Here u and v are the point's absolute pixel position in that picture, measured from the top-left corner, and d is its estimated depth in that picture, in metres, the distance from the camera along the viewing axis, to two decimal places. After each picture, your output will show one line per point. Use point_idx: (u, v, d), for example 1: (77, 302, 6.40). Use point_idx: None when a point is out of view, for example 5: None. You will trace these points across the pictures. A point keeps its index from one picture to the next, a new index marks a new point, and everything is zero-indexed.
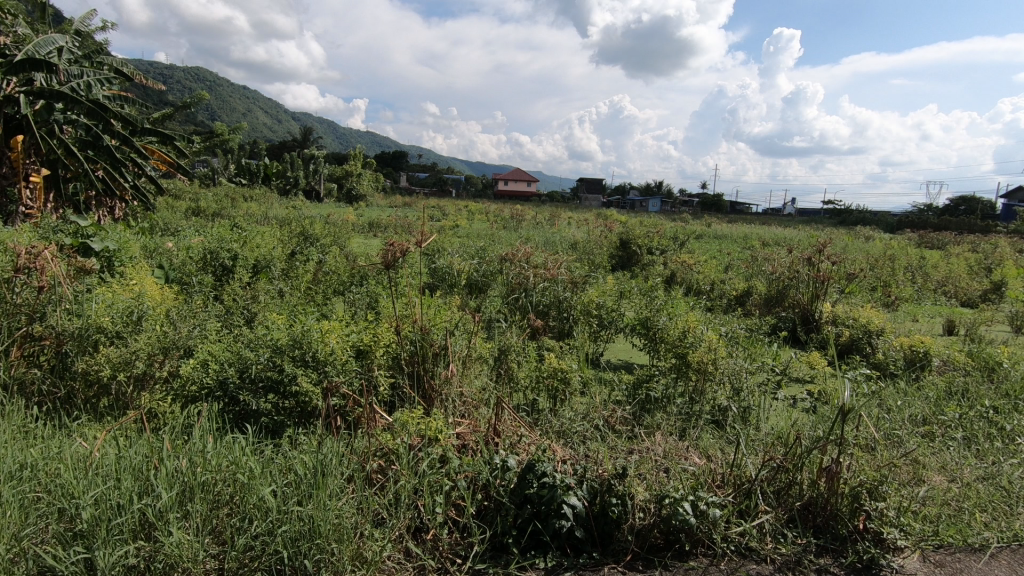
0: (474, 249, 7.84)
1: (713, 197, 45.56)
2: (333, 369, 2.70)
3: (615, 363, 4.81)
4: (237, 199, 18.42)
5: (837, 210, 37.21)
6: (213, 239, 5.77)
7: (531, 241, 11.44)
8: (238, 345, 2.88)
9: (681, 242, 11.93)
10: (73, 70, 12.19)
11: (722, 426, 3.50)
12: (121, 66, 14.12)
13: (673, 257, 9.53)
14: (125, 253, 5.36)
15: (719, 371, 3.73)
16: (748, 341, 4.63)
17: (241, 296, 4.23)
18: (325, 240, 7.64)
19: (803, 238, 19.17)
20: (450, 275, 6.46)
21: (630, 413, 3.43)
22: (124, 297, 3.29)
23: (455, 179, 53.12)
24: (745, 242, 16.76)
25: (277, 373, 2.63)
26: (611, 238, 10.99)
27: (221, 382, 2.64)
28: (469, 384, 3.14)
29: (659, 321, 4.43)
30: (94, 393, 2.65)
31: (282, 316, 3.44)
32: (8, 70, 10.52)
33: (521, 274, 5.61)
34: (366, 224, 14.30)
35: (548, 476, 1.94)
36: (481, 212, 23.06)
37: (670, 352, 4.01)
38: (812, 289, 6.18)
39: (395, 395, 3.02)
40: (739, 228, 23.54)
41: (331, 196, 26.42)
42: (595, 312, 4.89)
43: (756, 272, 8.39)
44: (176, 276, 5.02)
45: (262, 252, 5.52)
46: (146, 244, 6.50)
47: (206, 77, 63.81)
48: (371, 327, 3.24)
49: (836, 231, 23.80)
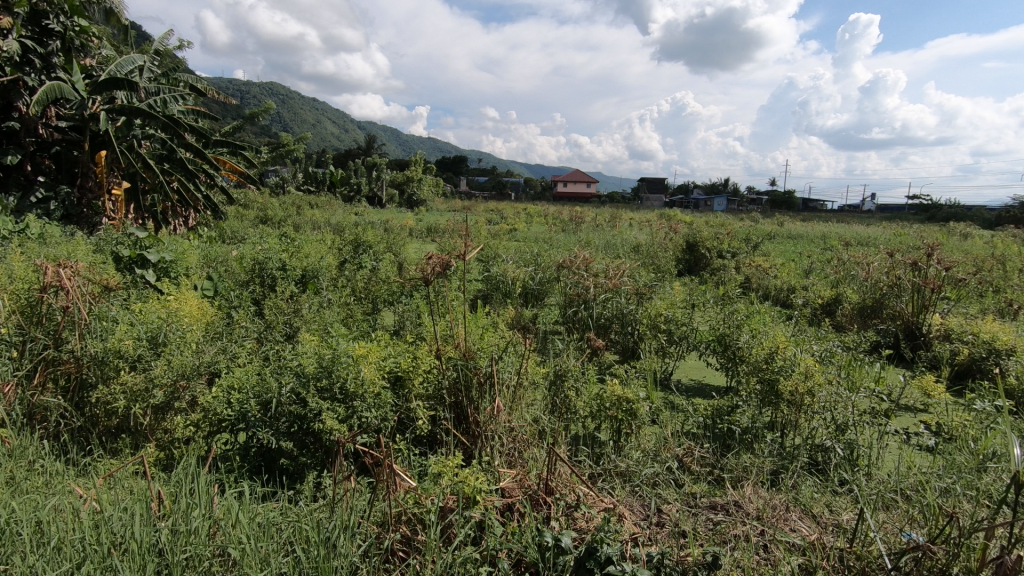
0: (530, 254, 7.44)
1: (784, 195, 43.19)
2: (365, 401, 2.38)
3: (686, 386, 4.31)
4: (304, 207, 18.95)
5: (925, 207, 34.28)
6: (263, 248, 5.66)
7: (591, 245, 10.94)
8: (266, 371, 2.61)
9: (754, 243, 11.08)
10: (151, 88, 12.76)
11: (822, 471, 2.94)
12: (194, 82, 14.74)
13: (747, 261, 8.79)
14: (180, 264, 5.36)
15: (817, 402, 3.09)
16: (847, 363, 3.97)
17: (283, 310, 4.06)
18: (378, 247, 7.47)
19: (889, 236, 17.62)
20: (504, 285, 6.10)
21: (709, 451, 2.95)
22: (157, 314, 3.11)
23: (514, 183, 53.18)
24: (824, 243, 15.56)
25: (300, 407, 2.33)
26: (677, 240, 10.32)
27: (242, 414, 2.36)
28: (519, 419, 2.73)
29: (740, 342, 3.86)
30: (114, 424, 2.48)
31: (316, 336, 3.16)
32: (91, 88, 11.04)
33: (580, 284, 5.05)
34: (425, 228, 14.26)
35: (614, 566, 1.50)
36: (539, 214, 22.76)
37: (754, 375, 3.40)
38: (917, 298, 5.39)
39: (435, 431, 2.66)
40: (816, 227, 22.01)
41: (392, 202, 26.95)
42: (663, 328, 4.37)
43: (844, 277, 7.53)
44: (224, 288, 4.93)
45: (310, 261, 5.35)
46: (205, 253, 6.53)
47: (279, 90, 67.13)
48: (411, 349, 2.91)
49: (924, 229, 22.01)
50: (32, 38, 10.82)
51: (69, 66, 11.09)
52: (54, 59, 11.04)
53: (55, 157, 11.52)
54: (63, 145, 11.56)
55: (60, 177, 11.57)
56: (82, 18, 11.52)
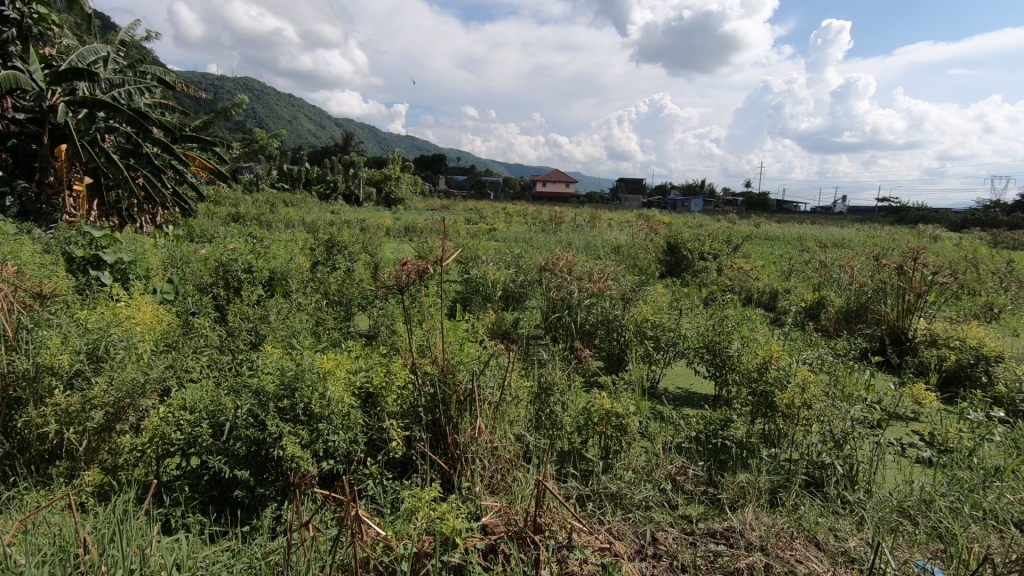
0: (510, 255, 7.23)
1: (759, 196, 43.73)
2: (332, 422, 2.15)
3: (675, 395, 4.16)
4: (278, 205, 18.45)
5: (894, 209, 35.01)
6: (229, 249, 5.35)
7: (572, 246, 10.75)
8: (222, 390, 2.37)
9: (734, 244, 11.03)
10: (115, 79, 12.22)
11: (819, 487, 2.82)
12: (163, 75, 14.19)
13: (729, 263, 8.70)
14: (139, 265, 5.04)
15: (814, 415, 2.96)
16: (839, 371, 3.85)
17: (249, 316, 3.81)
18: (353, 247, 7.17)
19: (862, 238, 17.88)
20: (484, 288, 5.88)
21: (702, 469, 2.80)
22: (103, 324, 2.84)
23: (494, 183, 52.90)
24: (801, 245, 15.64)
25: (258, 431, 2.08)
26: (658, 241, 10.22)
27: (192, 439, 2.10)
28: (502, 438, 2.54)
29: (731, 351, 3.71)
30: (47, 451, 2.22)
31: (280, 348, 2.92)
32: (49, 79, 10.48)
33: (564, 288, 4.88)
34: (402, 227, 13.94)
35: None
36: (518, 214, 22.55)
37: (747, 387, 3.27)
38: (902, 302, 5.31)
39: (410, 453, 2.45)
40: (792, 228, 22.23)
41: (370, 200, 26.53)
42: (650, 335, 4.20)
43: (826, 280, 7.47)
44: (185, 291, 4.63)
45: (278, 263, 5.09)
46: (168, 252, 6.17)
47: (253, 86, 65.75)
48: (385, 362, 2.69)
49: (896, 231, 22.38)
50: None
51: (26, 54, 10.51)
52: (10, 48, 10.44)
53: (11, 151, 10.93)
54: (21, 138, 10.97)
55: (17, 171, 11.00)
56: (41, 5, 10.96)
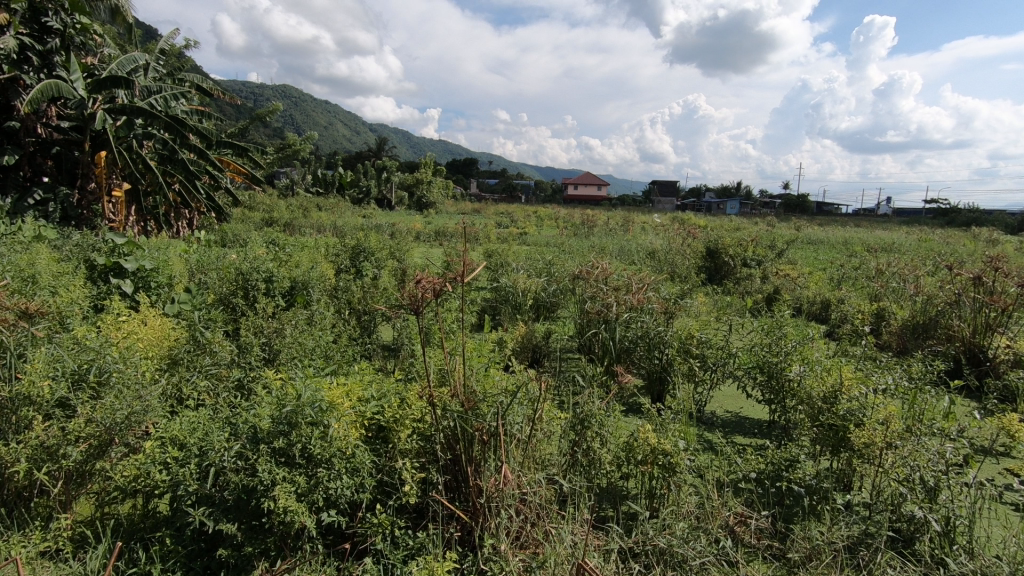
0: (541, 261, 6.89)
1: (798, 198, 42.31)
2: (336, 465, 1.87)
3: (724, 423, 3.77)
4: (310, 209, 18.56)
5: (943, 211, 33.39)
6: (252, 256, 5.17)
7: (606, 251, 10.32)
8: (217, 421, 2.12)
9: (778, 249, 10.41)
10: (153, 86, 12.36)
11: (907, 545, 2.40)
12: (199, 82, 14.34)
13: (775, 271, 8.17)
14: (161, 273, 4.89)
15: (896, 456, 2.55)
16: (918, 399, 3.39)
17: (264, 330, 3.58)
18: (379, 253, 6.94)
19: (914, 242, 16.91)
20: (514, 297, 5.57)
21: (766, 519, 2.42)
22: (99, 342, 2.64)
23: (525, 186, 52.67)
24: (848, 249, 14.82)
25: (248, 477, 1.82)
26: (697, 246, 9.72)
27: (175, 484, 1.85)
28: (533, 482, 2.22)
29: (790, 375, 3.30)
30: (23, 491, 2.01)
31: (286, 373, 2.66)
32: (90, 87, 10.61)
33: (601, 300, 4.52)
34: (432, 232, 13.75)
35: None
36: (550, 217, 22.17)
37: (814, 420, 2.86)
38: (980, 318, 4.76)
39: (425, 500, 2.15)
40: (836, 231, 21.23)
41: (401, 204, 26.61)
42: (695, 354, 3.81)
43: (884, 290, 6.89)
44: (204, 302, 4.47)
45: (300, 271, 4.89)
46: (192, 258, 6.05)
47: (290, 93, 67.10)
48: (401, 389, 2.41)
49: (949, 234, 21.12)
50: (30, 36, 10.38)
51: (69, 63, 10.66)
52: (54, 57, 10.61)
53: (55, 158, 11.12)
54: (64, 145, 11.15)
55: (60, 178, 11.11)
56: (83, 15, 11.11)
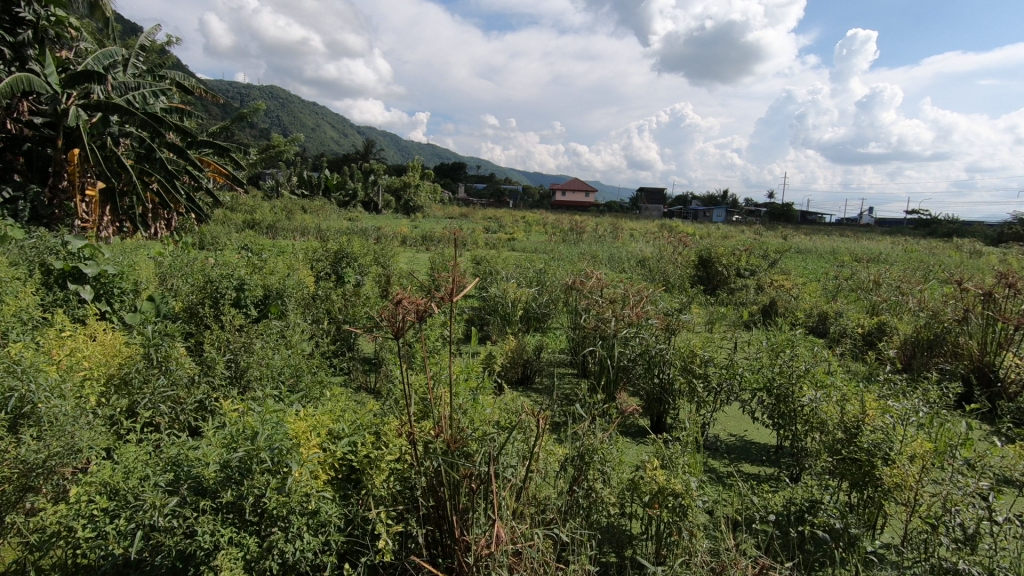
0: (531, 269, 6.60)
1: (783, 206, 42.62)
2: (296, 521, 1.59)
3: (729, 448, 3.52)
4: (294, 211, 18.11)
5: (924, 221, 33.86)
6: (223, 262, 4.81)
7: (596, 259, 10.08)
8: (159, 460, 1.82)
9: (771, 258, 10.25)
10: (131, 82, 11.87)
11: None
12: (181, 79, 13.87)
13: (771, 281, 7.96)
14: (126, 278, 4.52)
15: (927, 496, 2.30)
16: (940, 425, 3.15)
17: (231, 343, 3.24)
18: (363, 258, 6.60)
19: (900, 252, 16.90)
20: (504, 308, 5.27)
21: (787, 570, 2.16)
22: (34, 363, 2.32)
23: (513, 191, 52.53)
24: (837, 259, 14.79)
25: (187, 539, 1.55)
26: (689, 255, 9.50)
27: (100, 544, 1.58)
28: (530, 532, 1.94)
29: (804, 401, 3.04)
30: None
31: (246, 403, 2.35)
32: (62, 83, 10.07)
33: (598, 314, 4.22)
34: (418, 236, 13.40)
35: None
36: (538, 223, 21.95)
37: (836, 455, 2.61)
38: (991, 335, 4.56)
39: (401, 554, 1.87)
40: (822, 241, 21.23)
41: (388, 207, 26.22)
42: (699, 374, 3.54)
43: (883, 304, 6.69)
44: (169, 312, 4.12)
45: (274, 279, 4.54)
46: (161, 262, 5.65)
47: (276, 94, 66.34)
48: (377, 422, 2.11)
49: (933, 245, 21.23)
50: (1, 27, 9.87)
51: (42, 57, 10.16)
52: (26, 51, 10.11)
53: (25, 155, 10.58)
54: (36, 142, 10.66)
55: (31, 176, 10.65)
56: (58, 8, 10.61)
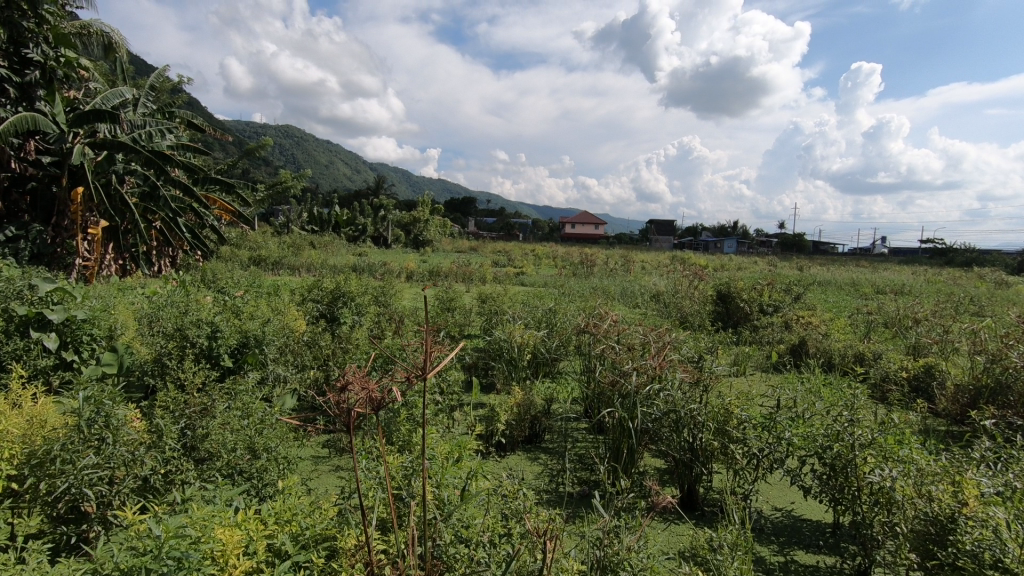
0: (540, 308, 6.10)
1: (794, 237, 42.14)
2: None
3: (777, 528, 2.96)
4: (301, 247, 17.95)
5: (940, 250, 33.17)
6: (204, 307, 4.34)
7: (608, 295, 9.61)
8: None
9: (794, 292, 9.71)
10: (138, 121, 11.72)
11: None
12: (189, 117, 13.77)
13: (798, 318, 7.40)
14: (98, 325, 4.07)
15: None
16: None
17: (186, 407, 2.76)
18: (361, 298, 6.12)
19: (922, 283, 16.28)
20: (510, 353, 4.76)
21: None
22: None
23: (523, 224, 52.57)
24: (858, 291, 14.20)
25: None
26: (707, 290, 8.96)
27: None
28: None
29: (872, 478, 2.49)
30: None
31: (171, 503, 1.88)
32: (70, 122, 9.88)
33: (617, 365, 3.67)
34: (425, 271, 13.03)
35: None
36: (548, 256, 21.58)
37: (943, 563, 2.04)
38: None
39: None
40: (840, 272, 20.62)
41: (397, 242, 26.14)
42: (736, 438, 3.02)
43: (924, 345, 6.10)
44: (136, 367, 3.67)
45: (253, 325, 4.06)
46: (143, 302, 5.21)
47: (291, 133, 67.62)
48: (328, 536, 1.65)
49: (954, 275, 20.55)
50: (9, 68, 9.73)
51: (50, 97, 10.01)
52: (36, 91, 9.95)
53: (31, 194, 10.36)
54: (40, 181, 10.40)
55: (35, 215, 10.38)
56: (68, 49, 10.50)
